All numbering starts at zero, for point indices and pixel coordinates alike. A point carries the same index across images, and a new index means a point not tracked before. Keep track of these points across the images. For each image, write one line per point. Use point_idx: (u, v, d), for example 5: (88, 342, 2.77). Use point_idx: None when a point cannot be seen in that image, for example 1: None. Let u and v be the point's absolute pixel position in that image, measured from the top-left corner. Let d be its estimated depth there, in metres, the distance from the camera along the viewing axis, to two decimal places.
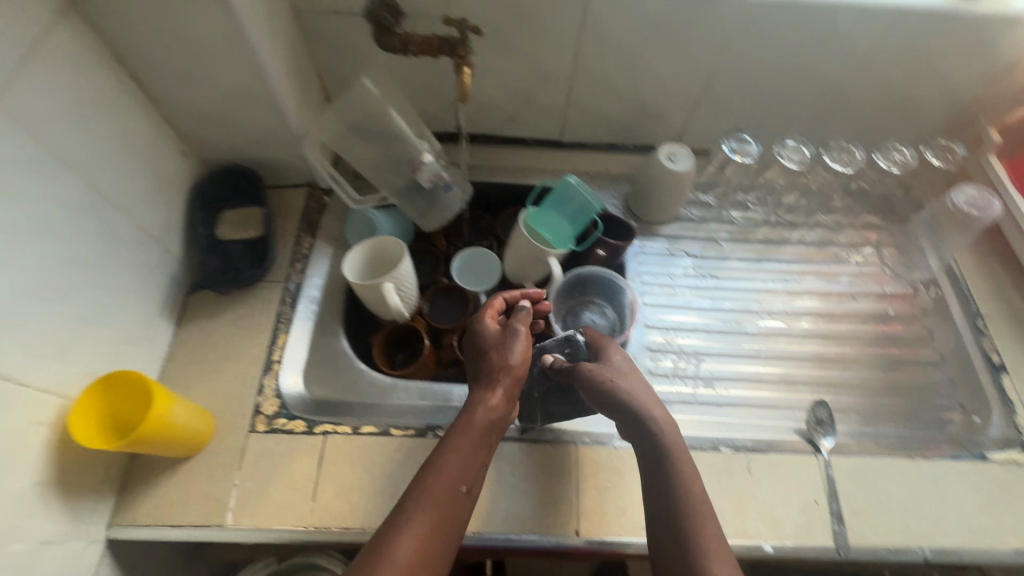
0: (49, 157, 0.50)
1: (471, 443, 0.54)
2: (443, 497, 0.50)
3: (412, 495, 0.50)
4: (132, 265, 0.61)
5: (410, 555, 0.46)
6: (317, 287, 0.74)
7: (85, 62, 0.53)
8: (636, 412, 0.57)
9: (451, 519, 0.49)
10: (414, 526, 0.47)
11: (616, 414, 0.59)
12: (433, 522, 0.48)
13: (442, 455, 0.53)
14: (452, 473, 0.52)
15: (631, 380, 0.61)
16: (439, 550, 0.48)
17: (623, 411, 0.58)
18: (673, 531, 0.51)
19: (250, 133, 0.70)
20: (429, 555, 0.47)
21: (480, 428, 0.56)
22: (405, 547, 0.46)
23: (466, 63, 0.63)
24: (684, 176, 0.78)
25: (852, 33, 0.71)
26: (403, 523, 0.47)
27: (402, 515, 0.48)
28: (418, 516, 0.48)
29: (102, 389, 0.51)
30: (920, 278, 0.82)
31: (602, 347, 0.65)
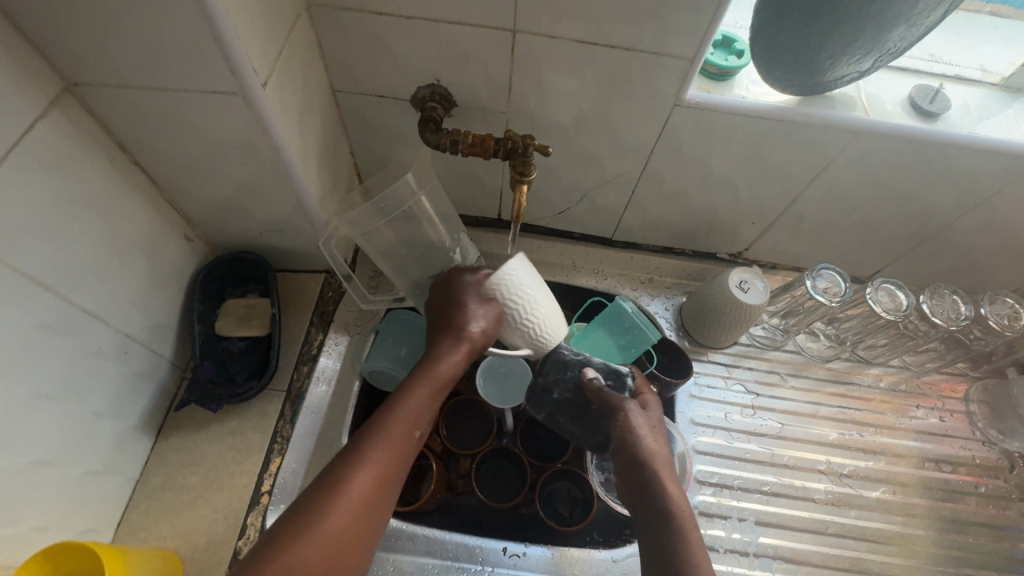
0: (16, 277, 0.41)
1: (429, 398, 0.47)
2: (389, 457, 0.44)
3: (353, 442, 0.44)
4: (110, 379, 0.52)
5: (339, 527, 0.40)
6: (322, 397, 0.65)
7: (76, 156, 0.45)
8: (653, 468, 0.49)
9: (389, 482, 0.43)
10: (348, 491, 0.41)
11: (627, 462, 0.50)
12: (371, 487, 0.42)
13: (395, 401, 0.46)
14: (401, 427, 0.45)
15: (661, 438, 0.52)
16: (379, 511, 0.43)
17: (641, 463, 0.49)
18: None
19: (267, 221, 0.61)
20: (362, 520, 0.41)
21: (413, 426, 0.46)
22: (339, 517, 0.40)
23: (525, 180, 0.54)
24: (754, 309, 0.67)
25: (973, 175, 0.61)
26: (338, 486, 0.41)
27: (334, 475, 0.42)
28: (356, 478, 0.42)
29: (48, 559, 0.42)
30: (1016, 449, 0.71)
31: (647, 402, 0.55)
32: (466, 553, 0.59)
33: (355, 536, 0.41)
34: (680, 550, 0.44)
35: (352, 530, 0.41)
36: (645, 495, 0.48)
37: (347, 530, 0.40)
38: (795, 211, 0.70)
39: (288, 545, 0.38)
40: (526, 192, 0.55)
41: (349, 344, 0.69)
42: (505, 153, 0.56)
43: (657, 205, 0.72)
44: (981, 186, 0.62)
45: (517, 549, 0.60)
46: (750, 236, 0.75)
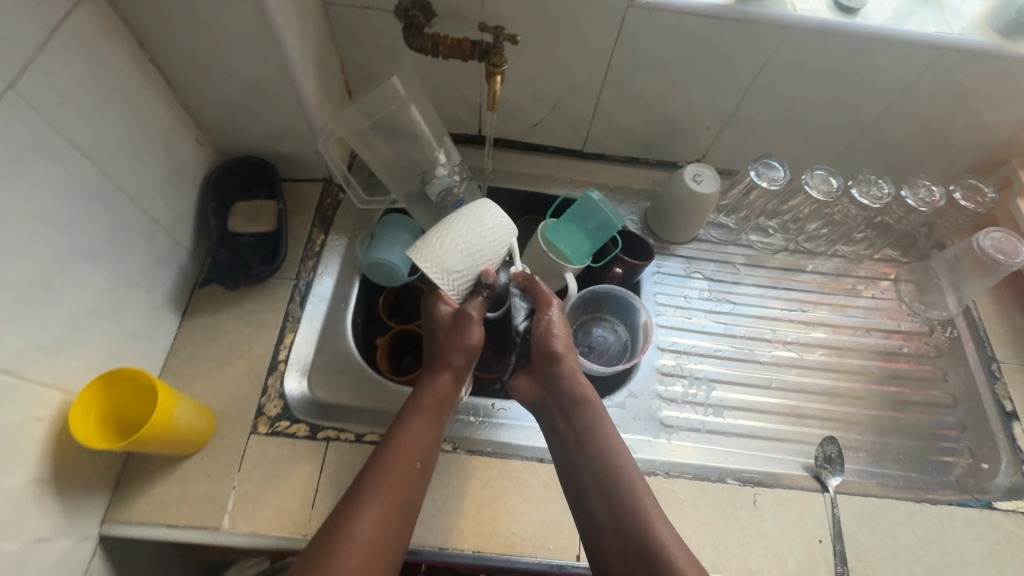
0: (65, 142, 0.48)
1: (430, 422, 0.59)
2: (402, 476, 0.54)
3: (372, 468, 0.55)
4: (142, 255, 0.59)
5: (369, 533, 0.50)
6: (327, 287, 0.73)
7: (106, 47, 0.51)
8: (575, 418, 0.61)
9: (405, 497, 0.54)
10: (373, 507, 0.51)
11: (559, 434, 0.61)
12: (389, 501, 0.53)
13: (404, 430, 0.57)
14: (409, 454, 0.56)
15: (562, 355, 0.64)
16: (399, 525, 0.52)
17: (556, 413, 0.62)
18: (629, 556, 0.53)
19: (269, 125, 0.68)
20: (390, 527, 0.52)
21: (433, 404, 0.61)
22: (367, 526, 0.50)
23: (498, 71, 0.62)
24: (707, 198, 0.76)
25: (891, 68, 0.69)
26: (362, 505, 0.52)
27: (361, 495, 0.52)
28: (376, 498, 0.52)
29: (103, 385, 0.50)
30: (937, 317, 0.81)
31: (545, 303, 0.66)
32: (459, 408, 0.68)
33: (386, 545, 0.51)
34: (635, 514, 0.54)
35: (381, 538, 0.51)
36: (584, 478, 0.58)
37: (375, 539, 0.50)
38: (742, 113, 0.78)
39: (331, 552, 0.48)
40: (500, 82, 0.63)
41: (347, 245, 0.77)
42: (480, 53, 0.63)
43: (621, 112, 0.80)
44: (899, 78, 0.70)
45: (504, 404, 0.69)
46: (706, 141, 0.84)
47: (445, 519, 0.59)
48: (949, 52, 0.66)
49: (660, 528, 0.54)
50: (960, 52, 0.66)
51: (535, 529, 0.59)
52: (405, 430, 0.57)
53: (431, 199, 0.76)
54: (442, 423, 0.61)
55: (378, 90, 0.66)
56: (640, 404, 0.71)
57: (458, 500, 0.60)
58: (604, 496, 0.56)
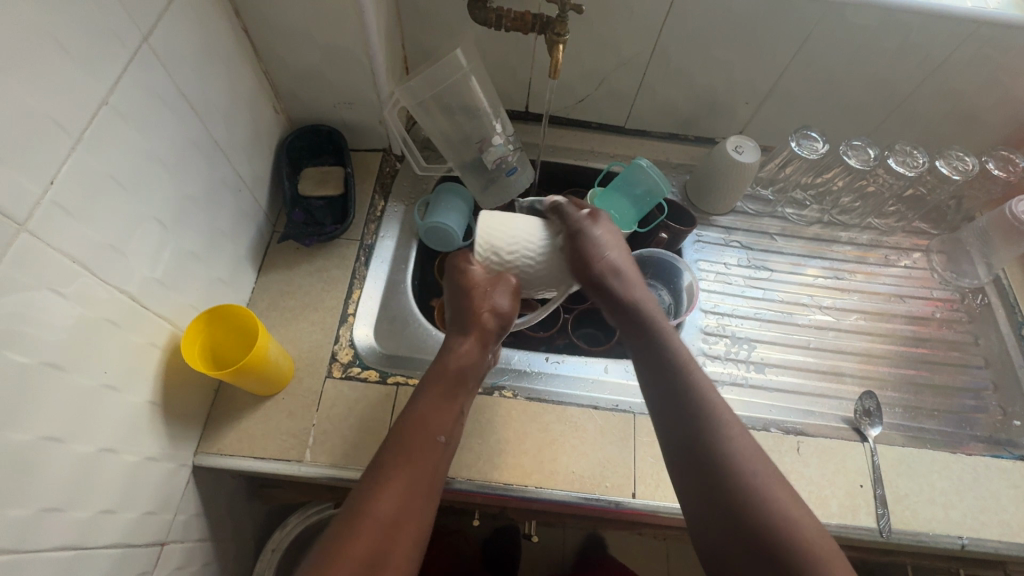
0: (179, 95, 0.53)
1: (448, 395, 0.57)
2: (422, 451, 0.53)
3: (392, 442, 0.53)
4: (230, 210, 0.64)
5: (388, 510, 0.49)
6: (389, 248, 0.77)
7: (211, 12, 0.56)
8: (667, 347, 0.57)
9: (426, 473, 0.52)
10: (393, 483, 0.50)
11: (651, 358, 0.57)
12: (409, 478, 0.51)
13: (423, 405, 0.56)
14: (429, 429, 0.54)
15: (625, 274, 0.62)
16: (421, 500, 0.51)
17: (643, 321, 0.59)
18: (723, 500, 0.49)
19: (340, 93, 0.73)
20: (412, 505, 0.50)
21: (453, 374, 0.58)
22: (388, 503, 0.49)
23: (561, 40, 0.66)
24: (747, 167, 0.79)
25: (928, 41, 0.73)
26: (381, 482, 0.50)
27: (379, 472, 0.51)
28: (396, 474, 0.51)
29: (207, 320, 0.55)
30: (968, 286, 0.84)
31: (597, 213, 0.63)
32: (515, 361, 0.73)
33: (409, 523, 0.49)
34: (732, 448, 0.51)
35: (400, 514, 0.49)
36: (683, 406, 0.53)
37: (396, 516, 0.49)
38: (781, 88, 0.82)
39: (352, 530, 0.47)
40: (562, 50, 0.67)
41: (405, 212, 0.81)
42: (540, 27, 0.68)
43: (664, 87, 0.84)
44: (935, 51, 0.74)
45: (557, 357, 0.73)
46: (745, 116, 0.88)
47: (508, 458, 0.63)
48: (984, 26, 0.70)
49: (758, 462, 0.50)
50: (996, 26, 0.70)
51: (593, 469, 0.63)
52: (421, 403, 0.56)
53: (487, 166, 0.81)
54: (462, 395, 0.58)
55: (441, 64, 0.70)
56: None
57: (520, 441, 0.64)
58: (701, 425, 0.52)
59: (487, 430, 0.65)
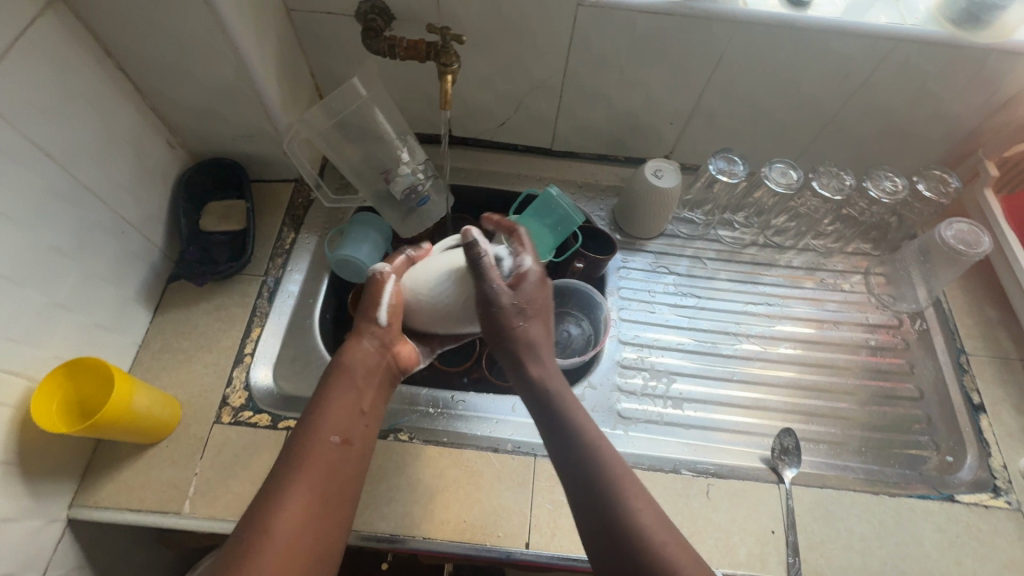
0: (27, 143, 0.51)
1: (351, 396, 0.56)
2: (325, 460, 0.51)
3: (291, 454, 0.51)
4: (110, 253, 0.62)
5: (291, 523, 0.47)
6: (295, 283, 0.75)
7: (71, 54, 0.55)
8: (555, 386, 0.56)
9: (333, 478, 0.51)
10: (296, 495, 0.48)
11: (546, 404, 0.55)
12: (315, 483, 0.50)
13: (320, 411, 0.55)
14: (326, 432, 0.53)
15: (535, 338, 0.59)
16: (332, 508, 0.50)
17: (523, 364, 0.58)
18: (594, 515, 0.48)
19: (237, 127, 0.71)
20: (316, 512, 0.48)
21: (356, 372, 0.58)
22: (289, 517, 0.47)
23: (449, 71, 0.64)
24: (668, 193, 0.77)
25: (847, 59, 0.69)
26: (280, 497, 0.48)
27: (276, 489, 0.49)
28: (298, 484, 0.49)
29: (66, 372, 0.53)
30: (907, 310, 0.80)
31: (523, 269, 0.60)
32: (419, 400, 0.70)
33: (316, 524, 0.48)
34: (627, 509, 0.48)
35: (304, 527, 0.47)
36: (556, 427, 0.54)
37: (301, 527, 0.47)
38: (703, 107, 0.79)
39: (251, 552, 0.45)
40: (452, 81, 0.66)
41: (318, 243, 0.79)
42: (435, 54, 0.65)
43: (584, 109, 0.81)
44: (856, 70, 0.70)
45: (463, 396, 0.71)
46: (671, 137, 0.84)
47: (398, 507, 0.60)
48: (902, 43, 0.66)
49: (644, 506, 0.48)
50: (913, 43, 0.66)
51: (486, 517, 0.61)
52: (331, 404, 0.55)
53: (397, 197, 0.78)
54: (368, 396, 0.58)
55: (337, 92, 0.68)
56: (599, 396, 0.72)
57: (412, 488, 0.62)
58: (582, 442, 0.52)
59: (379, 477, 0.62)
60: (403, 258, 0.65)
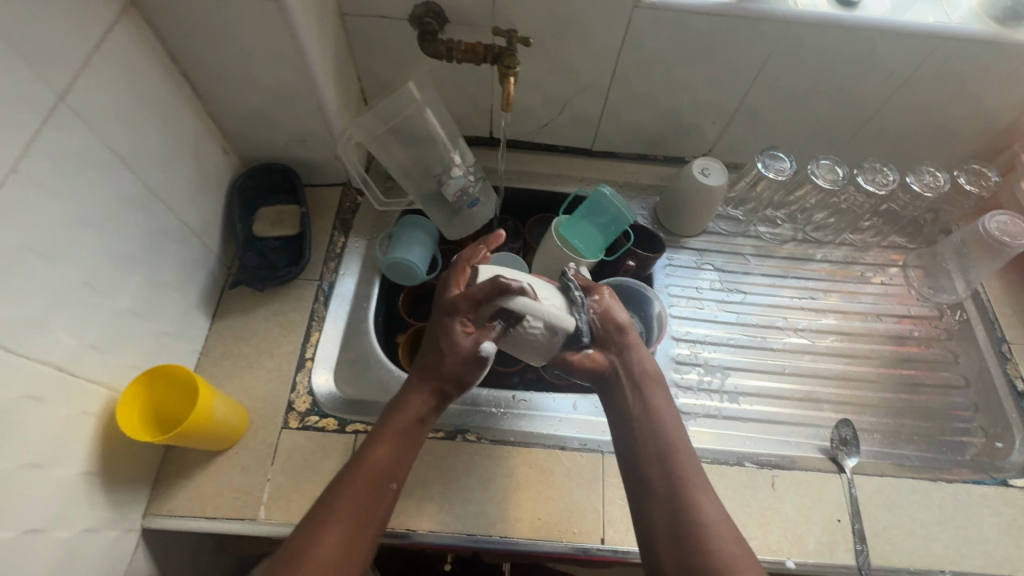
0: (107, 151, 0.51)
1: (404, 442, 0.53)
2: (369, 498, 0.50)
3: (342, 481, 0.50)
4: (174, 260, 0.62)
5: (328, 557, 0.46)
6: (349, 287, 0.75)
7: (143, 61, 0.54)
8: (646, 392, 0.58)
9: (372, 520, 0.50)
10: (335, 526, 0.48)
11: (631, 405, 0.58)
12: (356, 520, 0.49)
13: (374, 444, 0.53)
14: (376, 471, 0.51)
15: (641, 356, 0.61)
16: (363, 548, 0.49)
17: (621, 386, 0.59)
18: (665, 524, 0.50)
19: (291, 132, 0.71)
20: (351, 548, 0.48)
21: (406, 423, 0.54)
22: (328, 545, 0.47)
23: (511, 73, 0.65)
24: (716, 191, 0.78)
25: (893, 57, 0.71)
26: (323, 525, 0.48)
27: (321, 513, 0.48)
28: (341, 516, 0.48)
29: (146, 381, 0.53)
30: (946, 301, 0.82)
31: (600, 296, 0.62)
32: (481, 400, 0.70)
33: (349, 562, 0.47)
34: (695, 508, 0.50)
35: (342, 559, 0.47)
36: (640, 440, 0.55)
37: (338, 560, 0.47)
38: (747, 106, 0.80)
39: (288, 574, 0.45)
40: (514, 83, 0.66)
41: (368, 247, 0.79)
42: (493, 57, 0.65)
43: (628, 110, 0.82)
44: (900, 68, 0.72)
45: (524, 395, 0.71)
46: (712, 136, 0.86)
47: (473, 507, 0.61)
48: (948, 42, 0.68)
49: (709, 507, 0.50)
50: (958, 41, 0.68)
51: (559, 514, 0.61)
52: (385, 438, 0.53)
53: (448, 198, 0.79)
54: (418, 444, 0.55)
55: (395, 95, 0.68)
56: None
57: (484, 487, 0.62)
58: (662, 457, 0.54)
59: (451, 478, 0.62)
60: (466, 271, 0.61)
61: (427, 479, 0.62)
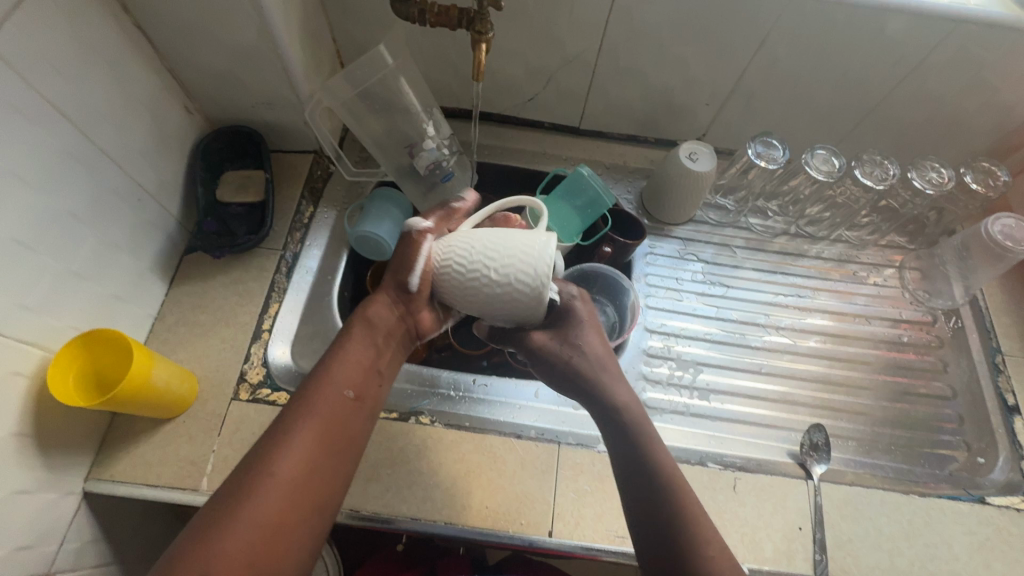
0: (44, 103, 0.48)
1: (369, 354, 0.52)
2: (331, 409, 0.48)
3: (305, 397, 0.48)
4: (125, 221, 0.60)
5: (294, 467, 0.44)
6: (314, 259, 0.73)
7: (88, 8, 0.51)
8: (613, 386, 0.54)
9: (340, 428, 0.47)
10: (301, 439, 0.45)
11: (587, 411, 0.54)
12: (320, 429, 0.46)
13: (335, 361, 0.51)
14: (340, 383, 0.49)
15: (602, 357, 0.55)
16: (334, 458, 0.46)
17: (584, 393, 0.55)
18: (674, 544, 0.47)
19: (257, 93, 0.68)
20: (318, 459, 0.45)
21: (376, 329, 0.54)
22: (291, 463, 0.44)
23: (484, 40, 0.61)
24: (701, 177, 0.73)
25: (903, 41, 0.65)
26: (284, 438, 0.45)
27: (283, 428, 0.46)
28: (302, 430, 0.46)
29: (82, 344, 0.52)
30: (942, 307, 0.78)
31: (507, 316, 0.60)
32: (440, 382, 0.69)
33: (315, 475, 0.45)
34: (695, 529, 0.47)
35: (307, 475, 0.44)
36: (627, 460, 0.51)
37: (303, 474, 0.44)
38: (743, 89, 0.75)
39: (251, 492, 0.42)
40: (486, 51, 0.62)
41: (337, 218, 0.77)
42: (468, 22, 0.61)
43: (617, 87, 0.78)
44: (911, 53, 0.67)
45: (485, 380, 0.69)
46: (706, 119, 0.81)
47: (419, 490, 0.59)
48: (964, 26, 0.62)
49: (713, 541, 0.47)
50: (975, 25, 0.62)
51: (508, 503, 0.59)
52: (345, 349, 0.51)
53: (420, 172, 0.76)
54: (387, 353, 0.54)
55: (364, 60, 0.64)
56: None
57: (433, 471, 0.60)
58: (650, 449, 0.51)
59: (399, 460, 0.61)
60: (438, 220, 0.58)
61: (374, 461, 0.60)
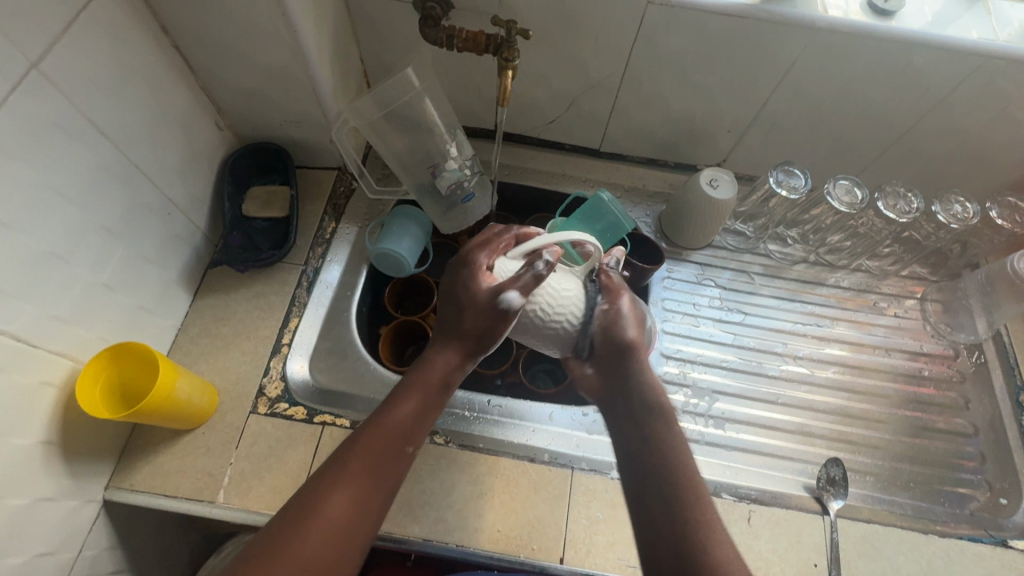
0: (85, 122, 0.50)
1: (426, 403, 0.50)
2: (385, 454, 0.46)
3: (361, 436, 0.47)
4: (154, 234, 0.61)
5: (341, 509, 0.43)
6: (335, 274, 0.74)
7: (131, 31, 0.53)
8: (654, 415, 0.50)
9: (387, 474, 0.46)
10: (352, 484, 0.44)
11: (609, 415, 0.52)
12: (371, 476, 0.45)
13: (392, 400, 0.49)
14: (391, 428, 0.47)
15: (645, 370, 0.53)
16: (374, 513, 0.45)
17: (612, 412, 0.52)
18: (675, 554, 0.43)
19: (286, 112, 0.70)
20: (364, 510, 0.44)
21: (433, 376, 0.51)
22: (339, 505, 0.43)
23: (511, 66, 0.62)
24: (722, 204, 0.73)
25: (929, 74, 0.65)
26: (338, 478, 0.44)
27: (336, 470, 0.45)
28: (355, 474, 0.45)
29: (110, 357, 0.53)
30: (964, 341, 0.77)
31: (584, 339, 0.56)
32: (455, 402, 0.69)
33: (353, 532, 0.43)
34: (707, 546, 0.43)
35: (348, 524, 0.43)
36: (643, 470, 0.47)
37: (344, 521, 0.43)
38: (765, 117, 0.75)
39: (296, 533, 0.41)
40: (512, 77, 0.63)
41: (358, 234, 0.78)
42: (495, 48, 0.62)
43: (639, 113, 0.78)
44: (936, 87, 0.66)
45: (500, 401, 0.70)
46: (727, 145, 0.81)
47: (432, 511, 0.59)
48: (992, 61, 0.62)
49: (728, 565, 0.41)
50: (1004, 62, 0.62)
51: (520, 528, 0.59)
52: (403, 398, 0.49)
53: (441, 192, 0.77)
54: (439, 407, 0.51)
55: (393, 82, 0.65)
56: None
57: (446, 492, 0.61)
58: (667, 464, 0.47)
59: (413, 479, 0.61)
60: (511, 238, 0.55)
61: None
